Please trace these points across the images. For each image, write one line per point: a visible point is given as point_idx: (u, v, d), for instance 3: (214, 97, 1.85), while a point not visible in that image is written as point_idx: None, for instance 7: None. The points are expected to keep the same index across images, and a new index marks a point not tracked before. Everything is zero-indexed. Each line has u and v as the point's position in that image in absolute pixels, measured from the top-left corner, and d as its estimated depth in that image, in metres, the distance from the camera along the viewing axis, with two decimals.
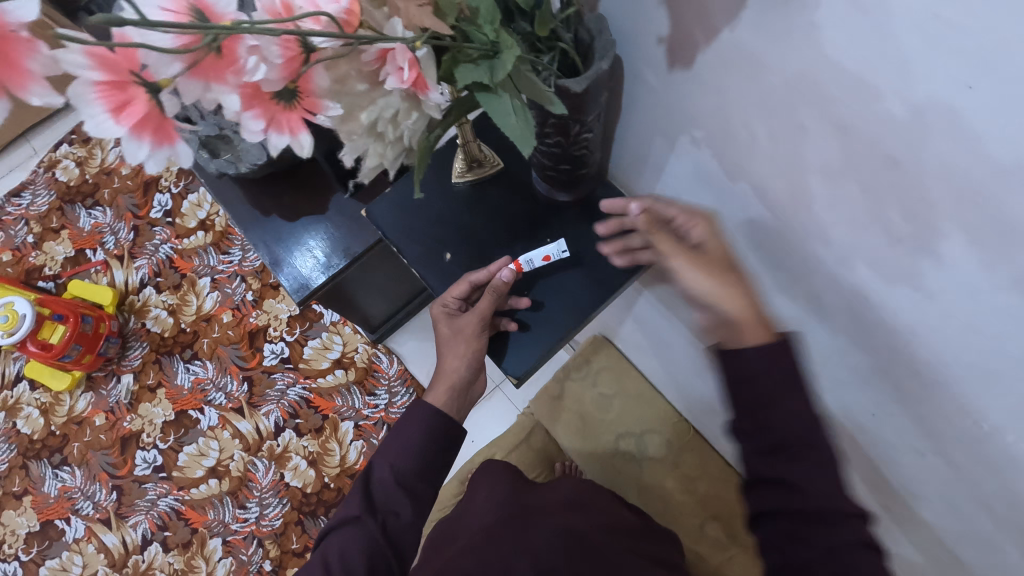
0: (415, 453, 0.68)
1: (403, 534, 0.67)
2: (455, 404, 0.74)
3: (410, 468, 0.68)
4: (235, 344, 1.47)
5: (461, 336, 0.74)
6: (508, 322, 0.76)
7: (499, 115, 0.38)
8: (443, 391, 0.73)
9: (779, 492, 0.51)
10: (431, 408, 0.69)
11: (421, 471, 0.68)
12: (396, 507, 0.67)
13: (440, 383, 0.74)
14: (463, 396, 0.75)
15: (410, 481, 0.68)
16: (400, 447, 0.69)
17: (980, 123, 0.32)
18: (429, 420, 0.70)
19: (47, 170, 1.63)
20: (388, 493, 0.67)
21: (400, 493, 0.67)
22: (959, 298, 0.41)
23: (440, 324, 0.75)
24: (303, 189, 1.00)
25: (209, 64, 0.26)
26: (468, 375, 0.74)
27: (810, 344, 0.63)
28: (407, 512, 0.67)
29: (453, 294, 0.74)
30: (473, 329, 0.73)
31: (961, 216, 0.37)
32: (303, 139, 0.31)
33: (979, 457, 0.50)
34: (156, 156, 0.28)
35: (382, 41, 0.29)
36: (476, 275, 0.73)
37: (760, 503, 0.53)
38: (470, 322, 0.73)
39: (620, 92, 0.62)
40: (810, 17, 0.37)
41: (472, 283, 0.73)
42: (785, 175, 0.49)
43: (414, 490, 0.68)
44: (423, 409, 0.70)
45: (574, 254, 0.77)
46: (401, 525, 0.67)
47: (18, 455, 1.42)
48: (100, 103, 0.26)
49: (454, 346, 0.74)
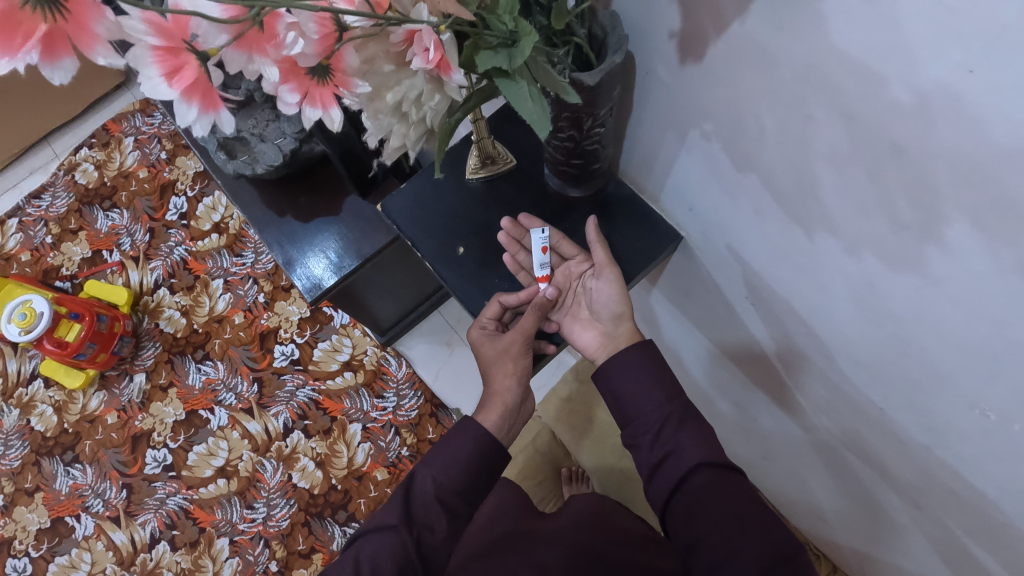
0: (461, 472, 0.68)
1: (434, 550, 0.67)
2: (506, 424, 0.74)
3: (453, 485, 0.68)
4: (246, 345, 1.49)
5: (507, 355, 0.74)
6: (546, 344, 0.79)
7: (517, 100, 0.39)
8: (498, 413, 0.73)
9: (674, 465, 0.63)
10: (484, 430, 0.69)
11: (463, 489, 0.68)
12: (432, 521, 0.67)
13: (492, 407, 0.73)
14: (516, 416, 0.75)
15: (450, 498, 0.68)
16: (447, 462, 0.68)
17: (983, 107, 0.33)
18: (478, 443, 0.69)
19: (67, 173, 1.67)
20: (427, 506, 0.67)
21: (440, 510, 0.67)
22: (963, 285, 0.42)
23: (482, 347, 0.76)
24: (318, 190, 1.03)
25: (253, 37, 0.28)
26: (519, 395, 0.74)
27: (819, 339, 0.64)
28: (442, 528, 0.67)
29: (487, 315, 0.77)
30: (519, 348, 0.74)
31: (966, 200, 0.38)
32: (334, 114, 0.33)
33: (990, 448, 0.50)
34: (203, 121, 0.29)
35: (409, 22, 0.31)
36: (509, 297, 0.76)
37: (666, 484, 0.63)
38: (515, 340, 0.74)
39: (632, 87, 0.63)
40: (817, 8, 0.38)
41: (503, 304, 0.76)
42: (793, 165, 0.51)
43: (452, 507, 0.68)
44: (478, 429, 0.70)
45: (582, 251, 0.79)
46: (434, 541, 0.67)
47: (32, 451, 1.44)
48: (155, 66, 0.26)
49: (501, 365, 0.75)
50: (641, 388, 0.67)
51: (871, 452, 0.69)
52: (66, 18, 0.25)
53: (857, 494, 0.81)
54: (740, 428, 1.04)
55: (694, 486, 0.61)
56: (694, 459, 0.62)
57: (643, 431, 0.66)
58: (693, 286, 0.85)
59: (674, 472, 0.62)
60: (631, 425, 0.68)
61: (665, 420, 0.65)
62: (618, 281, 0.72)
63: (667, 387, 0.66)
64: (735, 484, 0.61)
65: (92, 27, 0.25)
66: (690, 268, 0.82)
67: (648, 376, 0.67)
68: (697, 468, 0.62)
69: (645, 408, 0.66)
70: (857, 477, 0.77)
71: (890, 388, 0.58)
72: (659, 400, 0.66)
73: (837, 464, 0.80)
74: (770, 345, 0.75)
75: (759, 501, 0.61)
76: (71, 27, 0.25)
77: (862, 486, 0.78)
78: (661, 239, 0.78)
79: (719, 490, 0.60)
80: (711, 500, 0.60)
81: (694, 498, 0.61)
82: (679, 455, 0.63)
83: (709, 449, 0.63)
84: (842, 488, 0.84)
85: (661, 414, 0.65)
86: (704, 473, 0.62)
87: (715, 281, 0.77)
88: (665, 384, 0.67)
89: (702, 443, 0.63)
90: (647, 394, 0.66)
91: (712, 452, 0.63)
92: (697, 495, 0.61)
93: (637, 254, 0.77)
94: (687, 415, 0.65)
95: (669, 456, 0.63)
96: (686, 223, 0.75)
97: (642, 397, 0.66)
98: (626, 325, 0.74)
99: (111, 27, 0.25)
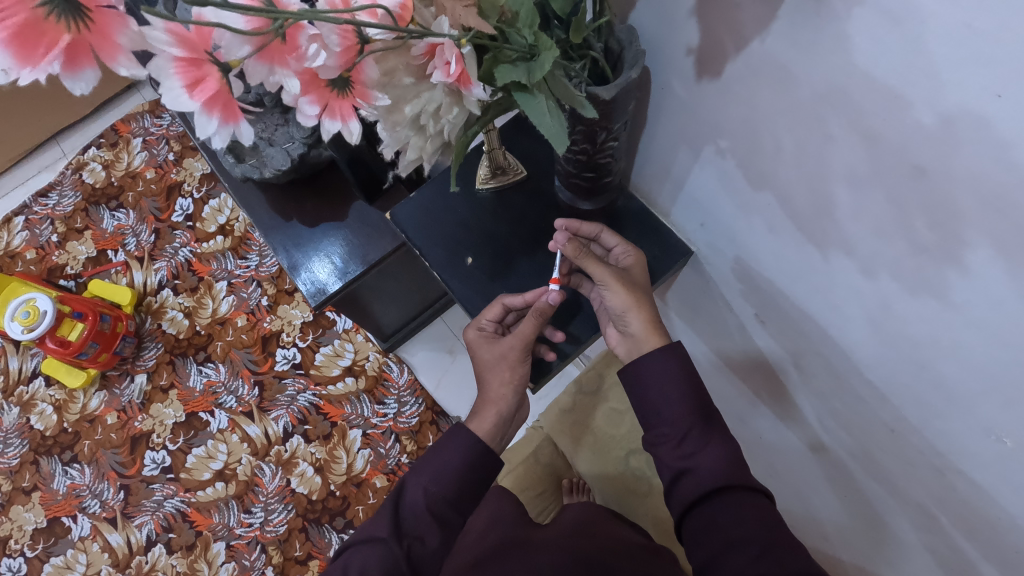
0: (452, 481, 0.67)
1: (426, 561, 0.66)
2: (500, 431, 0.72)
3: (445, 496, 0.67)
4: (248, 348, 1.48)
5: (505, 361, 0.73)
6: (546, 350, 0.79)
7: (534, 114, 0.39)
8: (490, 418, 0.71)
9: (694, 483, 0.62)
10: (475, 436, 0.68)
11: (454, 498, 0.67)
12: (423, 533, 0.66)
13: (486, 412, 0.72)
14: (507, 424, 0.73)
15: (441, 507, 0.67)
16: (437, 471, 0.67)
17: (1009, 133, 0.33)
18: (470, 449, 0.68)
19: (75, 172, 1.67)
20: (418, 519, 0.66)
21: (431, 521, 0.66)
22: (985, 309, 0.41)
23: (479, 349, 0.75)
24: (324, 196, 1.03)
25: (275, 49, 0.27)
26: (515, 403, 0.72)
27: (831, 359, 0.63)
28: (434, 540, 0.66)
29: (488, 317, 0.75)
30: (518, 354, 0.72)
31: (990, 224, 0.37)
32: (353, 126, 0.33)
33: (1007, 474, 0.49)
34: (222, 133, 0.29)
35: (431, 35, 0.31)
36: (514, 300, 0.74)
37: (685, 497, 0.63)
38: (514, 346, 0.72)
39: (647, 101, 0.63)
40: (841, 27, 0.38)
41: (507, 306, 0.74)
42: (809, 184, 0.50)
43: (444, 518, 0.67)
44: (467, 435, 0.69)
45: None
46: (425, 552, 0.66)
47: (30, 450, 1.43)
48: (177, 77, 0.26)
49: (497, 370, 0.73)
50: (668, 399, 0.65)
51: (883, 472, 0.68)
52: (90, 29, 0.25)
53: (866, 515, 0.79)
54: (745, 443, 1.03)
55: (714, 506, 0.61)
56: (714, 480, 0.61)
57: (664, 440, 0.65)
58: (703, 300, 0.84)
59: (694, 488, 0.62)
60: (652, 431, 0.66)
61: (687, 432, 0.63)
62: (615, 281, 0.68)
63: (691, 398, 0.64)
64: (756, 505, 0.60)
65: (115, 37, 0.25)
66: (699, 282, 0.81)
67: (676, 386, 0.65)
68: (717, 488, 0.61)
69: (667, 418, 0.65)
70: (866, 499, 0.76)
71: (903, 409, 0.57)
72: (684, 411, 0.64)
73: (847, 484, 0.78)
74: (784, 365, 0.74)
75: (782, 526, 0.59)
76: (94, 38, 0.25)
77: (870, 506, 0.76)
78: (671, 254, 0.77)
79: (739, 512, 0.59)
80: (725, 523, 0.59)
81: (713, 518, 0.60)
82: (699, 473, 0.62)
83: (731, 469, 0.61)
84: (849, 508, 0.82)
85: (682, 427, 0.64)
86: (724, 495, 0.61)
87: (727, 296, 0.77)
88: (693, 395, 0.65)
89: (719, 460, 0.62)
90: (672, 405, 0.64)
91: (736, 474, 0.61)
92: (718, 516, 0.60)
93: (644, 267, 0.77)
94: (709, 430, 0.63)
95: (688, 472, 0.63)
96: (697, 237, 0.75)
97: (666, 405, 0.65)
98: (637, 321, 0.68)
99: (133, 36, 0.25)
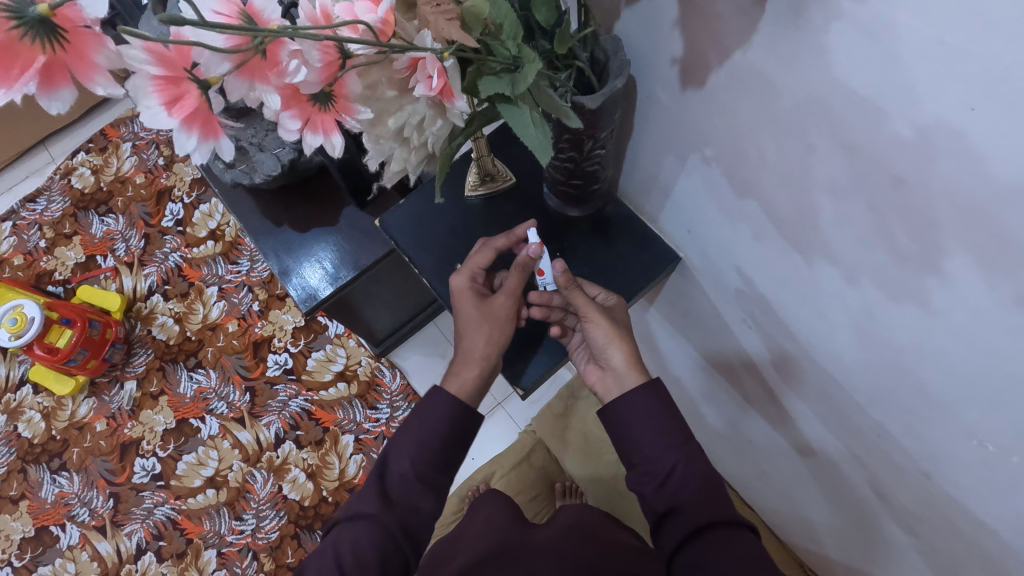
0: (438, 447, 0.66)
1: (422, 527, 0.66)
2: None
3: (431, 461, 0.66)
4: (239, 353, 1.47)
5: (495, 321, 0.71)
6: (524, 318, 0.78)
7: (519, 126, 0.39)
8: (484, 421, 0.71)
9: (681, 522, 0.62)
10: (452, 397, 0.67)
11: (440, 463, 0.67)
12: (416, 501, 0.65)
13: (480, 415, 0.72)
14: None
15: (429, 472, 0.66)
16: (420, 440, 0.66)
17: (982, 146, 0.34)
18: (450, 413, 0.67)
19: (64, 177, 1.66)
20: (407, 488, 0.65)
21: (421, 489, 0.65)
22: (964, 318, 0.42)
23: (465, 299, 0.72)
24: (315, 202, 1.02)
25: (255, 65, 0.28)
26: None
27: (816, 364, 0.64)
28: (428, 505, 0.66)
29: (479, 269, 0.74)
30: (508, 314, 0.72)
31: (968, 234, 0.38)
32: (335, 141, 0.34)
33: (990, 478, 0.50)
34: (202, 149, 0.29)
35: (413, 50, 0.31)
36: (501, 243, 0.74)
37: (673, 536, 0.62)
38: (505, 304, 0.72)
39: (633, 110, 0.64)
40: (820, 40, 0.39)
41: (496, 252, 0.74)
42: (792, 193, 0.51)
43: (434, 483, 0.67)
44: (446, 400, 0.67)
45: (597, 257, 0.79)
46: (421, 519, 0.66)
47: (18, 458, 1.42)
48: (155, 96, 0.27)
49: (485, 331, 0.71)
50: (648, 429, 0.65)
51: (871, 476, 0.68)
52: (66, 50, 0.26)
53: (855, 519, 0.80)
54: (735, 447, 1.04)
55: (699, 545, 0.61)
56: (699, 518, 0.61)
57: (647, 479, 0.64)
58: (689, 304, 0.85)
59: (681, 527, 0.62)
60: (635, 470, 0.66)
61: (672, 468, 0.63)
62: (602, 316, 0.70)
63: (674, 433, 0.65)
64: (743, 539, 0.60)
65: (94, 57, 0.26)
66: (687, 288, 0.82)
67: (657, 422, 0.65)
68: (703, 525, 0.61)
69: (652, 455, 0.64)
70: (855, 502, 0.76)
71: (889, 415, 0.57)
72: (667, 446, 0.64)
73: (836, 487, 0.79)
74: (771, 369, 0.74)
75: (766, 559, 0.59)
76: (70, 58, 0.26)
77: (859, 508, 0.77)
78: (660, 260, 0.78)
79: (725, 549, 0.59)
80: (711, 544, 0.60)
81: (700, 558, 0.60)
82: (686, 510, 0.62)
83: (715, 504, 0.62)
84: (838, 510, 0.83)
85: (667, 463, 0.63)
86: (711, 532, 0.61)
87: (713, 302, 0.78)
88: (675, 430, 0.65)
89: (704, 493, 0.62)
90: (655, 439, 0.65)
91: (720, 508, 0.62)
92: (707, 554, 0.60)
93: (633, 273, 0.78)
94: (694, 462, 0.64)
95: (675, 508, 0.62)
96: (684, 244, 0.75)
97: (649, 441, 0.65)
98: (619, 354, 0.69)
99: (111, 56, 0.27)
